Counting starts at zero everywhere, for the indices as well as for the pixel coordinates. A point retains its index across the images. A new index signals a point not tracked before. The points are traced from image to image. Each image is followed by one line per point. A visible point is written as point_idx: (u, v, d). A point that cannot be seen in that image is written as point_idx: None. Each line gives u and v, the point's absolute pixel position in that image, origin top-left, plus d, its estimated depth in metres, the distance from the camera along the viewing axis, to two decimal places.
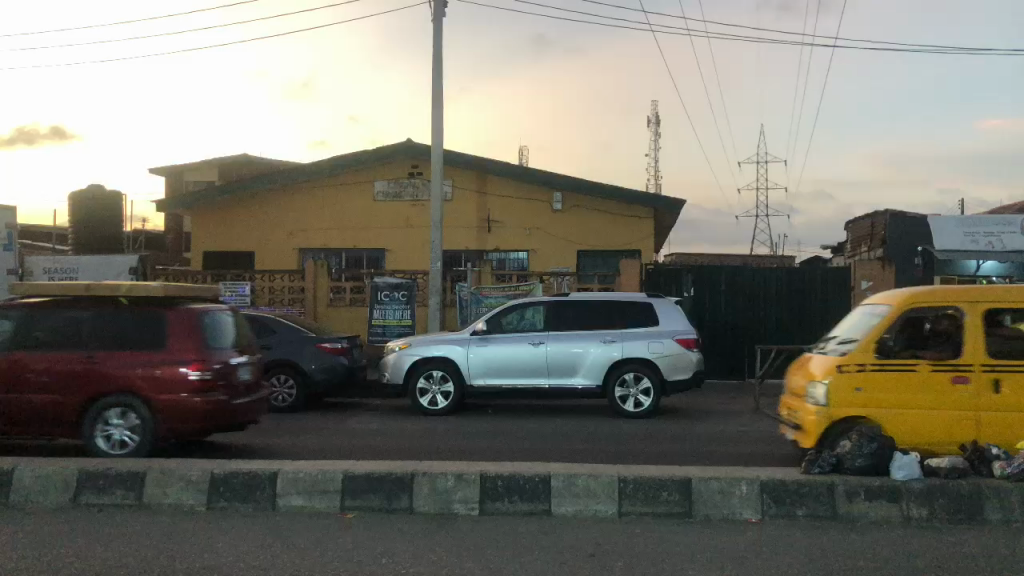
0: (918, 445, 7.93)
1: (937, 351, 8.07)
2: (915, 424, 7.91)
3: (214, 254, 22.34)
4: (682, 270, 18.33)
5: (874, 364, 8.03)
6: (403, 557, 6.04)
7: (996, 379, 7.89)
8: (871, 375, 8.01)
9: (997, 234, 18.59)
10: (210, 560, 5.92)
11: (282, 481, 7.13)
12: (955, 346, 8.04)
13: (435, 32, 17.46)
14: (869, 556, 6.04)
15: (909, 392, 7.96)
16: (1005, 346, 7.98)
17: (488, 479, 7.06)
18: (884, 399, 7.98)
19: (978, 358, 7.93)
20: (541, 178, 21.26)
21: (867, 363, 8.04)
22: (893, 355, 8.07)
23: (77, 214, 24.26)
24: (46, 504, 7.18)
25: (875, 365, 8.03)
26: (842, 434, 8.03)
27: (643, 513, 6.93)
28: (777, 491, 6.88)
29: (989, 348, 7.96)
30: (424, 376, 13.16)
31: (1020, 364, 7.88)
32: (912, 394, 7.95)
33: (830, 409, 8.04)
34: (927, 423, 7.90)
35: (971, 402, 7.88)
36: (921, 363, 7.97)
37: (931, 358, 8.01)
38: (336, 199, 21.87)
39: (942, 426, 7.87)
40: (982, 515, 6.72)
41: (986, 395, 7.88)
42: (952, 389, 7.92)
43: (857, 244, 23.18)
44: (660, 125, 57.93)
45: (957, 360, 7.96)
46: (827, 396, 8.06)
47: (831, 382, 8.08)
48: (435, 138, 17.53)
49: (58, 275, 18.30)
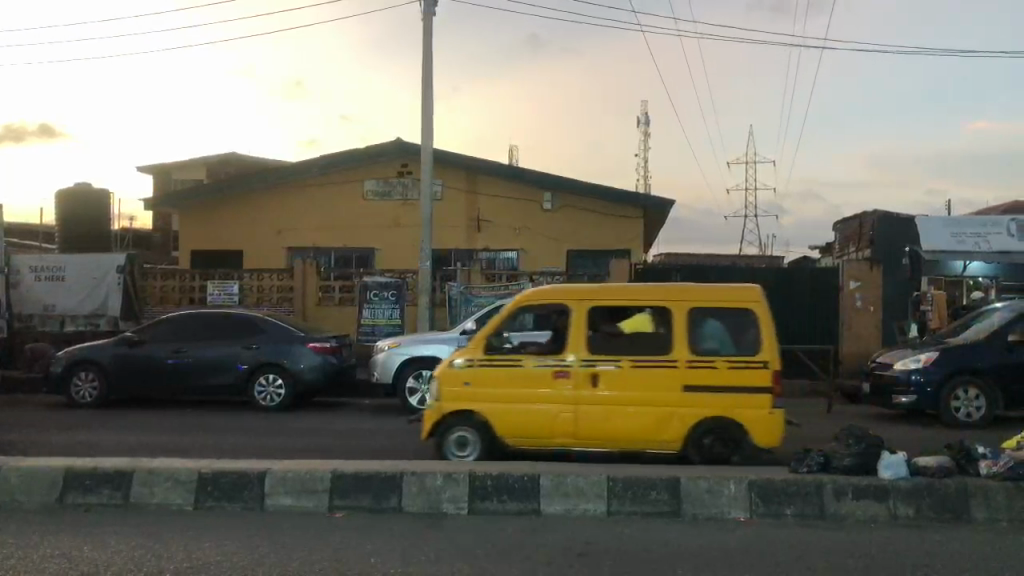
0: (521, 438, 8.45)
1: (541, 345, 8.50)
2: (512, 417, 8.41)
3: (202, 253, 22.23)
4: (672, 270, 18.36)
5: (482, 362, 8.50)
6: (392, 556, 6.03)
7: (593, 374, 8.31)
8: (479, 371, 8.49)
9: (984, 236, 18.82)
10: (198, 560, 5.89)
11: (271, 480, 7.11)
12: (558, 342, 8.48)
13: (425, 31, 17.44)
14: (856, 555, 6.07)
15: (514, 387, 8.45)
16: (605, 343, 8.40)
17: (478, 479, 7.05)
18: (484, 392, 8.48)
19: (577, 354, 8.38)
20: (530, 177, 21.26)
21: (476, 361, 8.51)
22: (500, 352, 8.52)
23: (65, 212, 24.09)
24: (32, 504, 7.13)
25: (483, 362, 8.50)
26: (452, 427, 8.53)
27: (632, 513, 6.94)
28: (766, 490, 6.91)
29: (592, 346, 8.39)
30: (413, 375, 13.14)
31: (621, 361, 8.31)
32: (506, 389, 8.45)
33: (440, 404, 8.52)
34: (529, 418, 8.39)
35: (570, 397, 8.34)
36: (525, 360, 8.43)
37: (533, 350, 8.47)
38: (325, 198, 21.81)
39: (545, 420, 8.36)
40: (968, 514, 6.76)
41: (585, 390, 8.33)
42: (555, 385, 8.37)
43: (845, 244, 23.26)
44: (649, 125, 57.96)
45: (557, 355, 8.41)
46: (437, 392, 8.54)
47: (440, 377, 8.55)
48: (424, 137, 17.51)
49: (45, 274, 18.15)
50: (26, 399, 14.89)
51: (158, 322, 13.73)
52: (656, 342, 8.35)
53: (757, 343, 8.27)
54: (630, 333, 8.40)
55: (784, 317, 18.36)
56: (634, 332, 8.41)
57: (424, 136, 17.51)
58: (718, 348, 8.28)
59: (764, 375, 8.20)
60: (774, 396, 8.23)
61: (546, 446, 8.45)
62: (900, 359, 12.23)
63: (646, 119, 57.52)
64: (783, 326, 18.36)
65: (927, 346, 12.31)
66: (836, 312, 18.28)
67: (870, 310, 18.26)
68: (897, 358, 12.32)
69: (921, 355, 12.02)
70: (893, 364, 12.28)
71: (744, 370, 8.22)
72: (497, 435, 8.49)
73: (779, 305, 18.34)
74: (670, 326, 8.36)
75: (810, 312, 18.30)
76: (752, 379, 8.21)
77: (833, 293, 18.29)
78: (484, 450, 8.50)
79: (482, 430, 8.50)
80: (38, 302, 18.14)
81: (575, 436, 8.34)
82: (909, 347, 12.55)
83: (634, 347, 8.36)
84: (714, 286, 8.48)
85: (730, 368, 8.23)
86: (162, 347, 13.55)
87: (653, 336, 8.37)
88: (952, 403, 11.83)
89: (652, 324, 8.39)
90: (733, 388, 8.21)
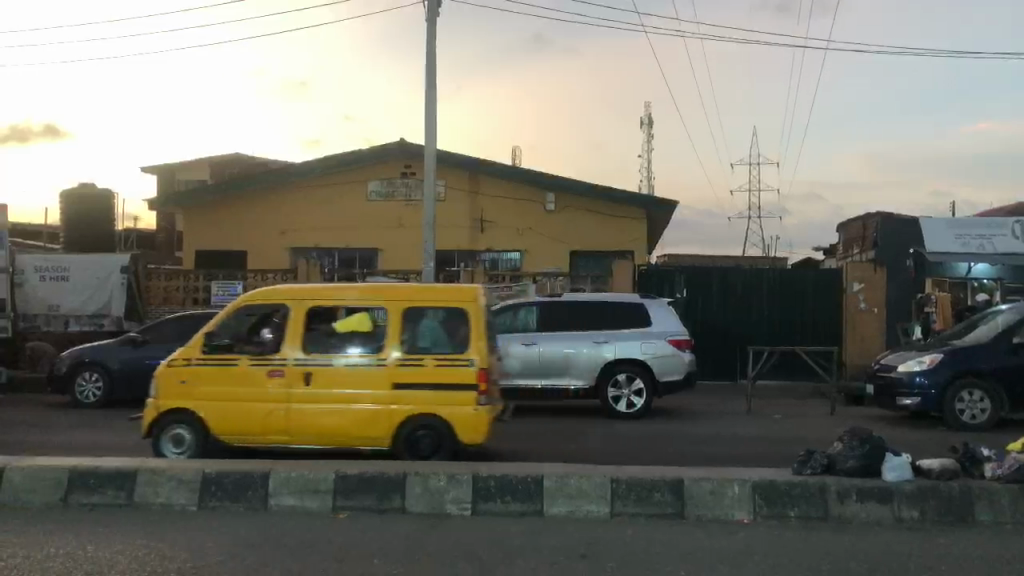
0: (237, 436, 8.52)
1: (252, 343, 8.62)
2: (225, 415, 8.49)
3: (205, 253, 22.25)
4: (675, 272, 18.35)
5: (199, 359, 8.57)
6: (395, 556, 6.03)
7: (307, 375, 8.42)
8: (194, 369, 8.55)
9: (989, 237, 18.80)
10: (202, 560, 5.90)
11: (275, 480, 7.12)
12: (269, 341, 8.58)
13: (429, 32, 17.46)
14: (860, 557, 6.06)
15: (230, 385, 8.52)
16: (320, 342, 8.52)
17: (481, 479, 7.05)
18: (204, 390, 8.55)
19: (292, 354, 8.48)
20: (534, 178, 21.27)
21: (192, 358, 8.58)
22: (219, 349, 8.59)
23: (69, 212, 24.15)
24: (36, 504, 7.14)
25: (200, 360, 8.57)
26: (169, 425, 8.59)
27: (635, 514, 6.93)
28: (769, 492, 6.90)
29: (307, 344, 8.50)
30: None
31: (333, 360, 8.43)
32: (222, 387, 8.53)
33: (159, 401, 8.59)
34: (243, 416, 8.47)
35: (280, 395, 8.43)
36: (241, 358, 8.51)
37: (254, 351, 8.55)
38: (328, 199, 21.83)
39: (257, 419, 8.44)
40: (973, 517, 6.74)
41: (296, 388, 8.42)
42: (267, 383, 8.45)
43: (848, 246, 23.25)
44: (652, 127, 57.93)
45: (268, 354, 8.50)
46: (157, 390, 8.61)
47: (158, 376, 8.63)
48: (428, 138, 17.52)
49: (50, 275, 18.16)
50: (30, 398, 14.92)
51: (161, 323, 13.74)
52: (369, 342, 8.50)
53: (468, 341, 8.48)
54: (346, 333, 8.53)
55: (786, 318, 18.35)
56: (350, 331, 8.54)
57: (427, 138, 17.53)
58: (430, 347, 8.47)
59: (469, 374, 8.41)
60: (480, 394, 8.42)
61: (264, 444, 8.53)
62: (905, 361, 12.21)
63: (649, 119, 57.46)
64: (786, 328, 18.34)
65: (933, 348, 12.29)
66: (839, 314, 18.28)
67: (874, 311, 18.11)
68: (902, 361, 12.28)
69: (926, 357, 12.00)
70: (898, 366, 12.26)
71: (456, 369, 8.41)
72: (211, 434, 8.55)
73: (782, 306, 18.33)
74: (385, 327, 8.52)
75: (813, 314, 18.29)
76: (456, 378, 8.40)
77: (837, 294, 18.26)
78: (197, 449, 8.55)
79: (198, 429, 8.57)
80: (42, 302, 18.16)
81: (286, 434, 8.41)
82: (915, 349, 12.51)
83: (348, 347, 8.50)
84: (425, 286, 8.66)
85: (441, 366, 8.42)
86: (165, 347, 13.57)
87: (369, 335, 8.52)
88: (956, 406, 11.81)
89: (369, 323, 8.54)
90: (440, 387, 8.41)
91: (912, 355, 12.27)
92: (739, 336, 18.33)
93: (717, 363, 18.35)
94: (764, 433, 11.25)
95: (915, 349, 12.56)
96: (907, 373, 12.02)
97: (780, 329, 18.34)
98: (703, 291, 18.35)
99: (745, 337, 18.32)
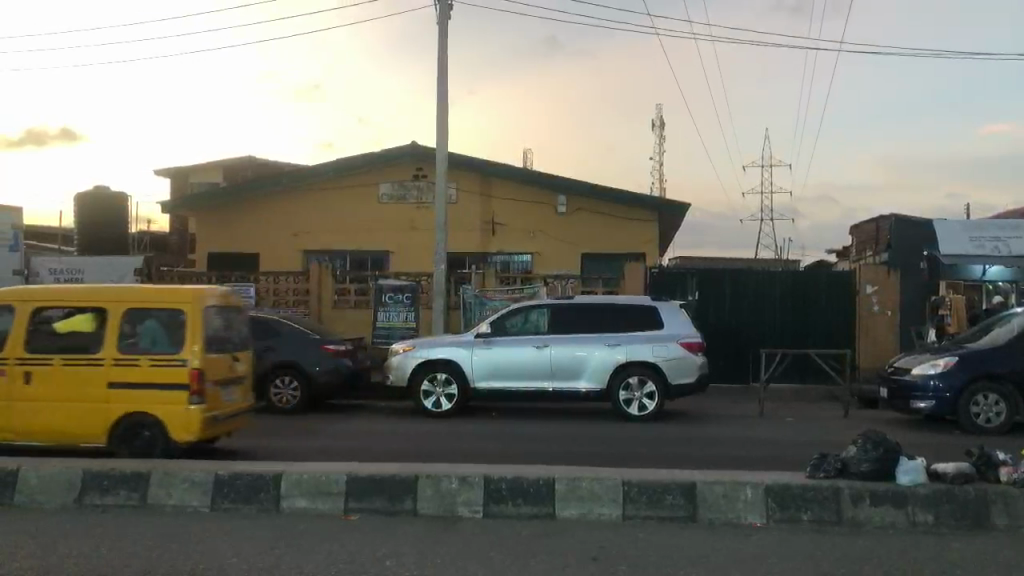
0: None
1: None
2: None
3: (218, 255, 22.36)
4: (687, 274, 18.29)
5: None
6: (407, 559, 6.03)
7: (28, 374, 8.96)
8: None
9: (1004, 239, 18.74)
10: (215, 562, 5.91)
11: (286, 481, 7.14)
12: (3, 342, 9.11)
13: (441, 35, 17.48)
14: (875, 562, 6.01)
15: None
16: (40, 343, 9.03)
17: (492, 482, 7.04)
18: None
19: (13, 354, 9.02)
20: (545, 180, 21.26)
21: None
22: None
23: (83, 214, 24.34)
24: (51, 505, 7.18)
25: None
26: None
27: (647, 517, 6.91)
28: (782, 496, 6.86)
29: (31, 345, 9.03)
30: (428, 378, 13.16)
31: (52, 360, 8.95)
32: None
33: None
34: None
35: (6, 392, 8.99)
36: None
37: None
38: (341, 201, 21.89)
39: None
40: (988, 521, 6.68)
41: (21, 386, 8.97)
42: None
43: (862, 248, 23.13)
44: (664, 129, 57.81)
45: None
46: None
47: None
48: (439, 140, 17.54)
49: (64, 276, 18.31)
50: None
51: None
52: (89, 341, 8.98)
53: (182, 343, 8.87)
54: (63, 334, 9.03)
55: (799, 321, 18.26)
56: (73, 331, 9.03)
57: (438, 141, 17.55)
58: (149, 346, 8.91)
59: (182, 372, 8.82)
60: (191, 393, 8.82)
61: None
62: (920, 363, 12.11)
63: (662, 121, 57.33)
64: (799, 331, 18.27)
65: (948, 350, 12.17)
66: (852, 317, 18.20)
67: (888, 313, 18.13)
68: (917, 363, 12.19)
69: (940, 360, 11.91)
70: (912, 368, 12.16)
71: (172, 368, 8.83)
72: None
73: (795, 309, 18.25)
74: (106, 327, 8.99)
75: (826, 317, 18.20)
76: (170, 377, 8.83)
77: (850, 297, 18.16)
78: None
79: None
80: None
81: (12, 432, 8.97)
82: (929, 352, 12.42)
83: (64, 346, 9.00)
84: (146, 289, 9.12)
85: (154, 366, 8.86)
86: None
87: (92, 334, 9.00)
88: (971, 409, 11.74)
89: (93, 324, 9.02)
90: (160, 384, 8.85)
91: (928, 357, 12.16)
92: (751, 339, 18.25)
93: (729, 366, 18.28)
94: (777, 437, 11.20)
95: (931, 351, 12.46)
96: (922, 375, 11.92)
97: (793, 332, 18.25)
98: (714, 294, 18.29)
99: (757, 340, 18.24)
